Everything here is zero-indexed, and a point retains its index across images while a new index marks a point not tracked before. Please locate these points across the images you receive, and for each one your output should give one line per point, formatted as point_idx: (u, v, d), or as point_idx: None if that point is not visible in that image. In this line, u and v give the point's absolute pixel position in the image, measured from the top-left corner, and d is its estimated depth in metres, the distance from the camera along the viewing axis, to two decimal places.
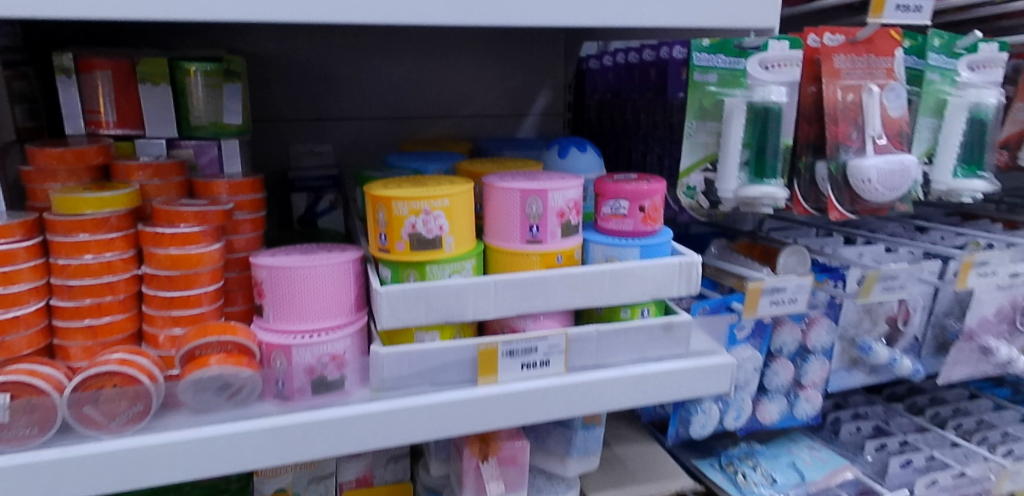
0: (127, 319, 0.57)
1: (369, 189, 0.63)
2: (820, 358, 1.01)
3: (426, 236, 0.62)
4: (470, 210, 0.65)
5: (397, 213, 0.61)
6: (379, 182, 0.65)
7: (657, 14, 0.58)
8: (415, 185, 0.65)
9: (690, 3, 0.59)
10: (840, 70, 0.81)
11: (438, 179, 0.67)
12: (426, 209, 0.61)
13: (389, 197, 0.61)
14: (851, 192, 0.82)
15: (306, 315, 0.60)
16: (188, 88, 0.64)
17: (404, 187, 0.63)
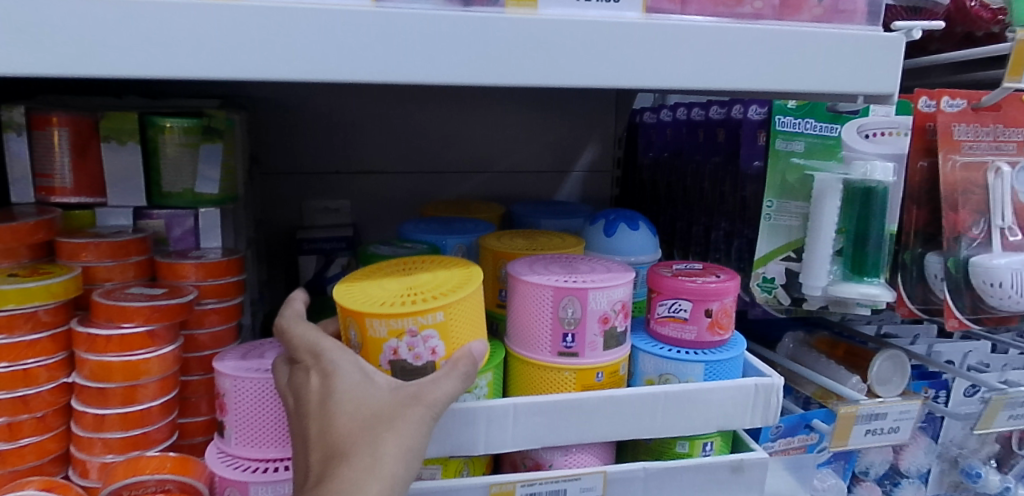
0: (52, 439, 0.46)
1: (340, 293, 0.46)
2: (914, 483, 0.84)
3: (414, 364, 0.44)
4: (479, 319, 0.47)
5: (373, 334, 0.44)
6: (355, 281, 0.49)
7: (760, 73, 0.42)
8: (406, 284, 0.48)
9: (804, 59, 0.43)
10: (962, 142, 0.65)
11: (437, 269, 0.50)
12: (412, 328, 0.44)
13: (363, 313, 0.44)
14: (974, 295, 0.65)
15: (274, 439, 0.47)
16: (160, 146, 0.54)
17: (390, 290, 0.47)
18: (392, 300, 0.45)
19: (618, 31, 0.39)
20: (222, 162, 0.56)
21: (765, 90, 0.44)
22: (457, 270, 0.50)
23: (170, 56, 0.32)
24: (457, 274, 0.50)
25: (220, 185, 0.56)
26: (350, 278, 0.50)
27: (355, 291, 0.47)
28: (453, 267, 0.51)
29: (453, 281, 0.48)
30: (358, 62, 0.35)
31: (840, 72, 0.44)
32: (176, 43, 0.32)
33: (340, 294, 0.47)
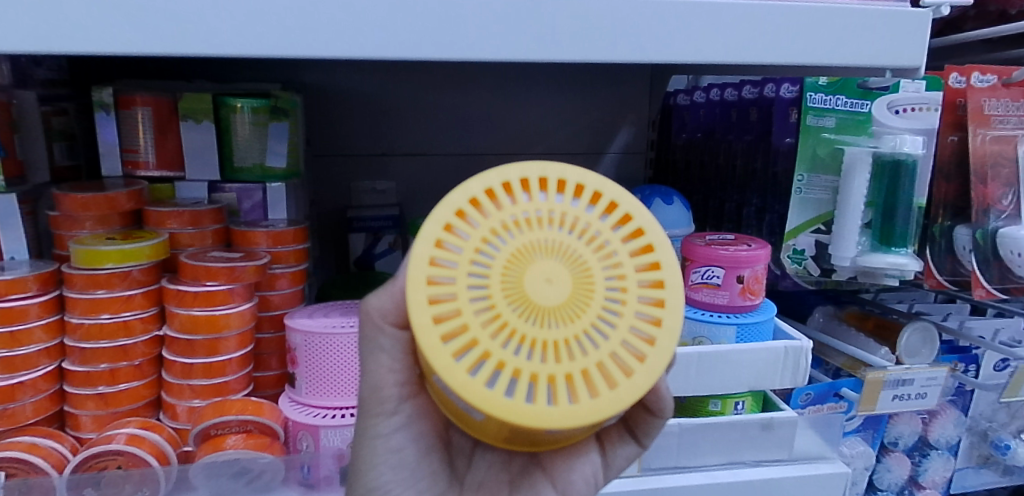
0: (146, 386, 0.51)
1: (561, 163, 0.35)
2: (943, 454, 0.85)
3: None
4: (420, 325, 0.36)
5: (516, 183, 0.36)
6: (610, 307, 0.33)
7: (790, 44, 0.45)
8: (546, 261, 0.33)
9: (832, 30, 0.46)
10: (992, 117, 0.67)
11: (545, 345, 0.32)
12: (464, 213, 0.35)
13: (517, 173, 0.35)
14: (1002, 266, 0.67)
15: (341, 389, 0.53)
16: (233, 125, 0.59)
17: (520, 230, 0.33)
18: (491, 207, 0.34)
19: (656, 8, 0.42)
20: (289, 139, 0.61)
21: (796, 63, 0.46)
22: (514, 359, 0.32)
23: (260, 34, 0.37)
24: (451, 321, 0.32)
25: (286, 161, 0.61)
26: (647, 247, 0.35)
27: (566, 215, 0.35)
28: (536, 374, 0.32)
29: (460, 311, 0.32)
30: (423, 35, 0.39)
31: (868, 46, 0.47)
32: (266, 25, 0.37)
33: (585, 181, 0.35)
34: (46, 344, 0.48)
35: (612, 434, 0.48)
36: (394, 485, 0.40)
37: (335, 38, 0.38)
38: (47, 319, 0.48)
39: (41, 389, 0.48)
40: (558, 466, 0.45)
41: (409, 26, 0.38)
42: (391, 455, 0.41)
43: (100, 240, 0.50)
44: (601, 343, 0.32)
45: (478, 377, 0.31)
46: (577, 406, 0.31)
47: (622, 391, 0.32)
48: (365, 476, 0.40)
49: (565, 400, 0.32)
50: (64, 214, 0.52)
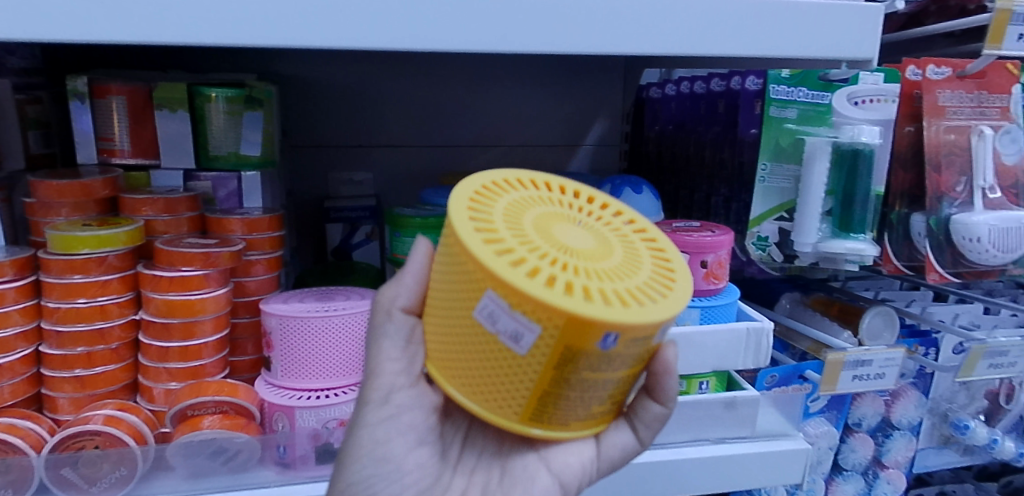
0: (123, 369, 0.52)
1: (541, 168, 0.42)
2: (905, 434, 0.89)
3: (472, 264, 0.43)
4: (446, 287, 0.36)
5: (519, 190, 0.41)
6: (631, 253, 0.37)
7: (741, 34, 0.46)
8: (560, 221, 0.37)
9: (783, 20, 0.47)
10: (946, 108, 0.69)
11: (594, 267, 0.34)
12: None
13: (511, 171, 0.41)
14: (954, 252, 0.69)
15: (316, 372, 0.54)
16: (207, 114, 0.59)
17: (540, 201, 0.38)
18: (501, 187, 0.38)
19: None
20: (263, 128, 0.62)
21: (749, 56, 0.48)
22: (564, 271, 0.33)
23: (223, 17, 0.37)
24: (503, 244, 0.33)
25: (260, 149, 0.62)
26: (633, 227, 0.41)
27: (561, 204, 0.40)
28: (592, 283, 0.33)
29: (506, 237, 0.34)
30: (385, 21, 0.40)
31: (823, 39, 0.49)
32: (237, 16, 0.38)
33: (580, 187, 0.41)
34: (23, 328, 0.49)
35: (615, 420, 0.49)
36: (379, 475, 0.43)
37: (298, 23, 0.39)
38: (24, 303, 0.49)
39: (19, 372, 0.49)
40: (559, 453, 0.46)
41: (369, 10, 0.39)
42: (377, 445, 0.43)
43: (75, 226, 0.51)
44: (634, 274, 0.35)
45: (544, 283, 0.32)
46: (633, 309, 0.32)
47: (666, 304, 0.34)
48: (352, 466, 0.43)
49: (634, 302, 0.33)
50: (39, 201, 0.53)
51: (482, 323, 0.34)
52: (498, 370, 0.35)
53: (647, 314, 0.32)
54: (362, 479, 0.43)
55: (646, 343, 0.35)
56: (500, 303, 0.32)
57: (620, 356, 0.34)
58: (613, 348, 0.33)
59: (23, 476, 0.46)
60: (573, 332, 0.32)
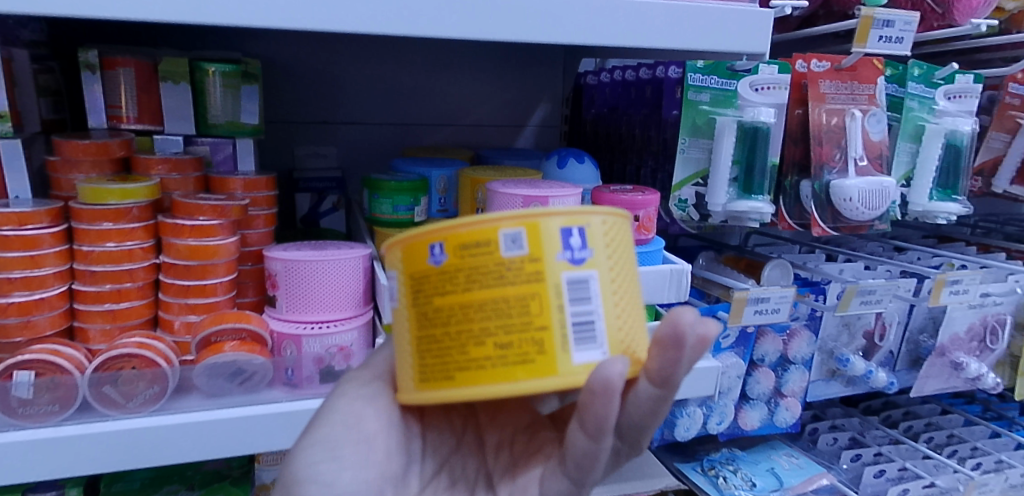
0: (145, 305, 0.60)
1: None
2: (800, 368, 1.06)
3: None
4: None
5: None
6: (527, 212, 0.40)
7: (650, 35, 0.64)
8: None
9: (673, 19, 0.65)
10: (826, 95, 0.85)
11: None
12: None
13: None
14: (833, 210, 0.85)
15: (317, 307, 0.64)
16: (207, 87, 0.67)
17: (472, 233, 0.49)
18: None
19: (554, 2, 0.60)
20: (259, 100, 0.71)
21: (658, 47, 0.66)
22: None
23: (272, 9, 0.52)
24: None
25: (254, 119, 0.71)
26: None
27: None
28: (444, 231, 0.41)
29: None
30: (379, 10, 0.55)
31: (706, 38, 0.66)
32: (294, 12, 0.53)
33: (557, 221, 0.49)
34: (58, 268, 0.57)
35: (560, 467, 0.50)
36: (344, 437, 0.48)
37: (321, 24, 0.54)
38: (59, 247, 0.56)
39: (56, 306, 0.56)
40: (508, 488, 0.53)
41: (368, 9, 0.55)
42: (352, 414, 0.49)
43: (102, 181, 0.59)
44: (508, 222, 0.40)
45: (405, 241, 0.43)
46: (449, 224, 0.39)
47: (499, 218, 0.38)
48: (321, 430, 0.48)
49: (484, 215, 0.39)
50: (62, 159, 0.60)
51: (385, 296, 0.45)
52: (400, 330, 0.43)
53: (452, 220, 0.38)
54: (330, 438, 0.48)
55: (496, 258, 0.38)
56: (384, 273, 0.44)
57: (483, 281, 0.38)
58: (443, 262, 0.39)
59: (69, 393, 0.54)
60: (410, 261, 0.40)
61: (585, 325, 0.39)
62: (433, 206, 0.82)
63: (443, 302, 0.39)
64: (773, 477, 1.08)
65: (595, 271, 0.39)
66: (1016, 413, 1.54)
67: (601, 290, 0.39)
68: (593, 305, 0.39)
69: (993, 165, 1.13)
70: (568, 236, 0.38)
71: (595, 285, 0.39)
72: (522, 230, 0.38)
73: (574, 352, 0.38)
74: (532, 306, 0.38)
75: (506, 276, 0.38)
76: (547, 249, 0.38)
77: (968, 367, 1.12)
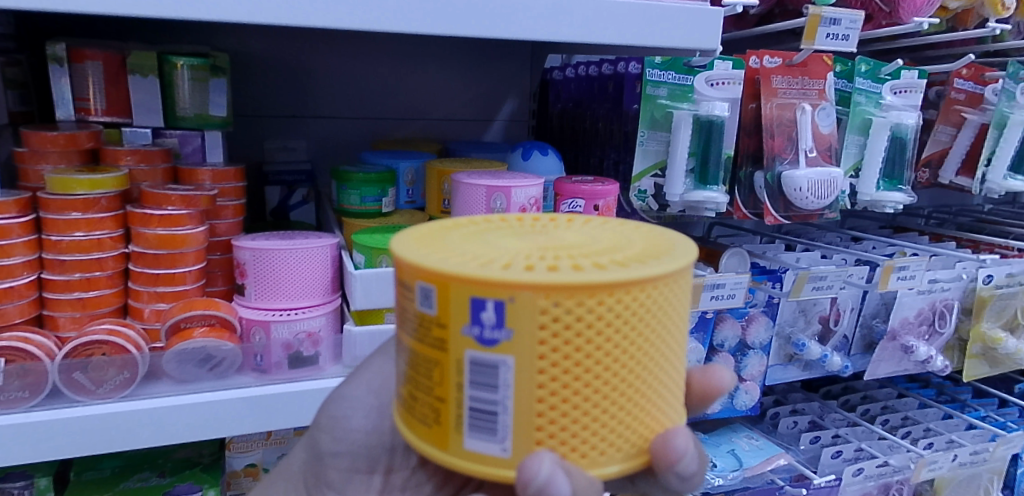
0: (114, 294, 0.62)
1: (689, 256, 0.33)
2: (758, 353, 1.11)
3: None
4: None
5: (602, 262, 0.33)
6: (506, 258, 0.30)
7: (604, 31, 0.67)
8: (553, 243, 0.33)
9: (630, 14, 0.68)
10: (778, 89, 0.89)
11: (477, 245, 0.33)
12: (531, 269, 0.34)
13: (629, 225, 0.39)
14: (785, 200, 0.89)
15: (284, 294, 0.66)
16: (174, 80, 0.69)
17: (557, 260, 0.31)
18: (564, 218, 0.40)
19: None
20: (227, 93, 0.72)
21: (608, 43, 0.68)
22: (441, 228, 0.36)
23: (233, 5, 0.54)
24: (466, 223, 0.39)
25: (222, 112, 0.72)
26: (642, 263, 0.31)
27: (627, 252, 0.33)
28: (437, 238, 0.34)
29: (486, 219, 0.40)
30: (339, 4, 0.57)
31: (657, 33, 0.69)
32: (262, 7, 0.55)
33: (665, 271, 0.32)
34: (27, 258, 0.58)
35: None
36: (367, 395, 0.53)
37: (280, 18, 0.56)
38: (28, 236, 0.58)
39: (25, 295, 0.57)
40: None
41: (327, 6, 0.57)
42: (376, 375, 0.54)
43: (70, 172, 0.60)
44: (492, 255, 0.31)
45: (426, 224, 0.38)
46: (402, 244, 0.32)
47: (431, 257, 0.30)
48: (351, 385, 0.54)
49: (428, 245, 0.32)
50: (30, 150, 0.61)
51: None
52: None
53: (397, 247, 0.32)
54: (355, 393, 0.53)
55: (410, 307, 0.32)
56: None
57: (403, 321, 0.33)
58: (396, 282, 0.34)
59: (39, 380, 0.55)
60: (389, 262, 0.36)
61: (486, 414, 0.30)
62: (401, 198, 0.84)
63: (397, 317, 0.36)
64: (734, 458, 1.13)
65: (511, 357, 0.29)
66: (968, 396, 1.61)
67: (516, 381, 0.29)
68: (500, 396, 0.30)
69: (940, 157, 1.18)
70: (475, 309, 0.28)
71: (507, 375, 0.29)
72: (432, 288, 0.29)
73: (466, 437, 0.31)
74: (430, 374, 0.31)
75: (415, 330, 0.32)
76: (452, 317, 0.29)
77: (917, 350, 1.18)
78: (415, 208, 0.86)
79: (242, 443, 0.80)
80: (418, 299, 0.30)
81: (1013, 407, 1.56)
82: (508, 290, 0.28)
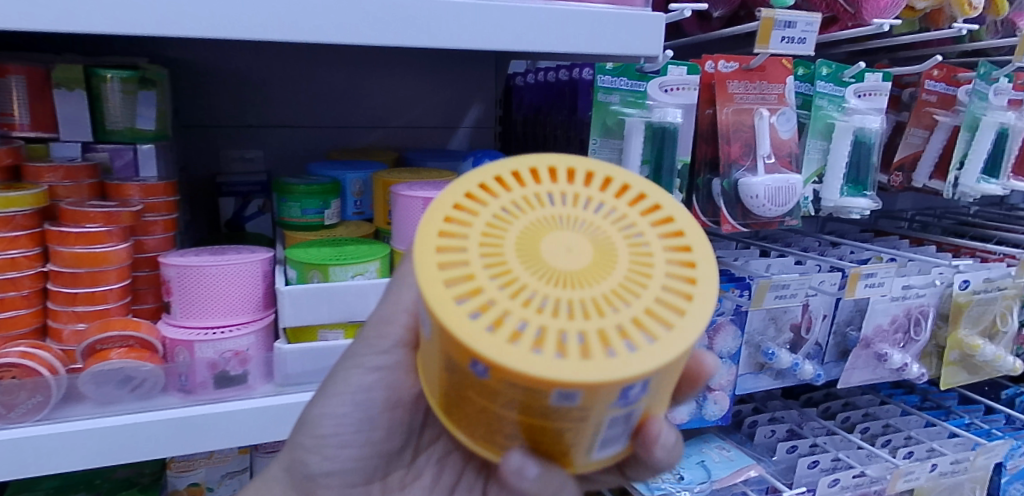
0: (32, 314, 0.60)
1: (711, 257, 0.39)
2: (727, 362, 1.09)
3: None
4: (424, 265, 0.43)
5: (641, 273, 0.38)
6: (621, 335, 0.35)
7: (536, 40, 0.66)
8: (585, 284, 0.37)
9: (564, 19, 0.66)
10: (734, 95, 0.87)
11: (519, 302, 0.36)
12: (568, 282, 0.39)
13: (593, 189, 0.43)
14: (742, 207, 0.87)
15: (212, 312, 0.64)
16: (104, 93, 0.67)
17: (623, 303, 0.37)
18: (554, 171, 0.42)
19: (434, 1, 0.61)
20: (157, 106, 0.71)
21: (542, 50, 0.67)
22: (489, 287, 0.36)
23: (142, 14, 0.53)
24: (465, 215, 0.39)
25: (153, 125, 0.71)
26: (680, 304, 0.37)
27: (652, 273, 0.38)
28: (513, 307, 0.35)
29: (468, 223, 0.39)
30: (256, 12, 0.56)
31: (595, 39, 0.67)
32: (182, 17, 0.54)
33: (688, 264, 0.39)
34: None
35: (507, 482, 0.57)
36: (353, 409, 0.54)
37: (192, 30, 0.54)
38: None
39: None
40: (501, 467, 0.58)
41: (239, 14, 0.55)
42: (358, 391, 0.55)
43: None
44: (595, 325, 0.35)
45: (449, 278, 0.36)
46: (518, 354, 0.34)
47: (577, 366, 0.34)
48: (330, 401, 0.55)
49: (484, 330, 0.34)
50: None
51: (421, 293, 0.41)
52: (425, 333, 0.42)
53: (519, 367, 0.33)
54: (338, 412, 0.55)
55: (472, 377, 0.36)
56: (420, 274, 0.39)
57: (460, 378, 0.37)
58: (485, 375, 0.35)
59: None
60: (446, 341, 0.36)
61: (614, 438, 0.40)
62: (348, 209, 0.83)
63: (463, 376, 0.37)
64: (702, 470, 1.12)
65: (640, 403, 0.38)
66: (953, 402, 1.58)
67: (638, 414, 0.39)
68: (623, 427, 0.39)
69: (912, 160, 1.16)
70: (624, 394, 0.35)
71: (635, 414, 0.39)
72: (580, 394, 0.34)
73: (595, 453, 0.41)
74: (501, 420, 0.38)
75: (480, 389, 0.37)
76: (597, 400, 0.35)
77: (890, 358, 1.16)
78: (364, 219, 0.84)
79: (184, 463, 0.79)
80: (554, 393, 0.34)
81: (1000, 414, 1.52)
82: (649, 377, 0.35)
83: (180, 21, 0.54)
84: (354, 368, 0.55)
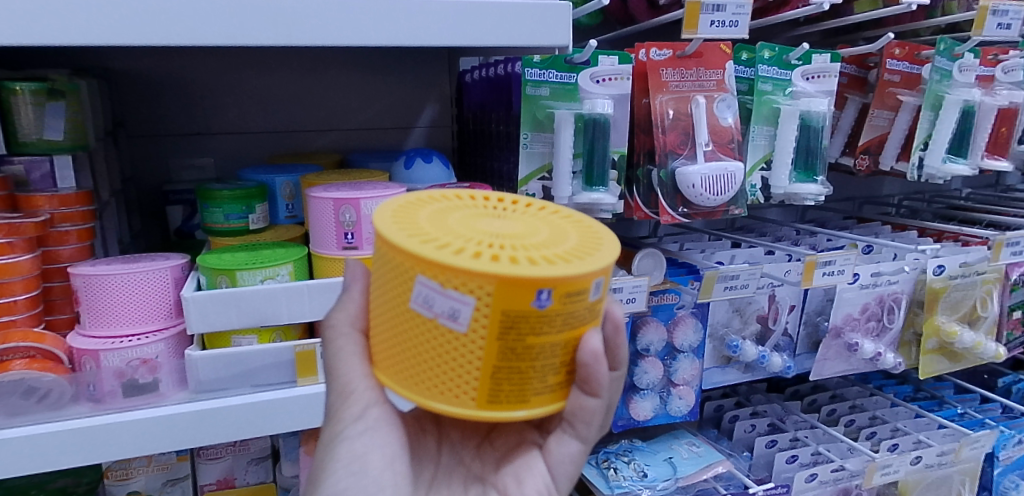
0: None
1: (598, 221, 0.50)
2: (689, 356, 1.05)
3: None
4: (389, 295, 0.45)
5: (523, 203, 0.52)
6: (592, 238, 0.46)
7: (439, 36, 0.61)
8: (533, 240, 0.44)
9: (469, 4, 0.62)
10: (668, 83, 0.85)
11: (479, 237, 0.43)
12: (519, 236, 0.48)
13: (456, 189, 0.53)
14: (681, 197, 0.85)
15: (121, 320, 0.65)
16: (15, 106, 0.68)
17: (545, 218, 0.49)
18: (448, 194, 0.50)
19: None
20: (67, 117, 0.71)
21: (444, 46, 0.62)
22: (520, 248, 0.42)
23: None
24: (410, 226, 0.44)
25: (68, 135, 0.72)
26: (597, 235, 0.46)
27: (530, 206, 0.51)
28: (535, 251, 0.42)
29: (438, 222, 0.45)
30: (123, 15, 0.53)
31: (505, 28, 0.64)
32: (54, 26, 0.52)
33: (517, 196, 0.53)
34: None
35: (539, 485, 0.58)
36: (358, 481, 0.50)
37: (56, 39, 0.52)
38: None
39: None
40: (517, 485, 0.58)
41: (105, 15, 0.52)
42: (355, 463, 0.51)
43: None
44: (570, 241, 0.45)
45: (466, 256, 0.40)
46: (585, 261, 0.42)
47: (601, 253, 0.43)
48: (329, 481, 0.51)
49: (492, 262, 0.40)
50: None
51: (424, 310, 0.42)
52: (439, 351, 0.43)
53: (577, 270, 0.41)
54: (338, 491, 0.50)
55: (543, 311, 0.41)
56: (430, 285, 0.41)
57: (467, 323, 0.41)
58: (545, 305, 0.41)
59: None
60: (514, 296, 0.40)
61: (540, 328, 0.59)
62: (279, 213, 0.83)
63: (534, 340, 0.43)
64: (669, 466, 1.09)
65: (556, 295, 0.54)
66: (948, 391, 1.51)
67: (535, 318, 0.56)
68: None
69: (878, 143, 1.12)
70: None
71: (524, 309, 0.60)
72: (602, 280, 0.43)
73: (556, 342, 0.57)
74: (505, 356, 0.43)
75: (479, 325, 0.41)
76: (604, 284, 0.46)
77: (861, 348, 1.12)
78: (296, 223, 0.84)
79: (121, 472, 0.80)
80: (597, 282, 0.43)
81: (996, 403, 1.46)
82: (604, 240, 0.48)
83: (41, 30, 0.51)
84: (338, 445, 0.53)
